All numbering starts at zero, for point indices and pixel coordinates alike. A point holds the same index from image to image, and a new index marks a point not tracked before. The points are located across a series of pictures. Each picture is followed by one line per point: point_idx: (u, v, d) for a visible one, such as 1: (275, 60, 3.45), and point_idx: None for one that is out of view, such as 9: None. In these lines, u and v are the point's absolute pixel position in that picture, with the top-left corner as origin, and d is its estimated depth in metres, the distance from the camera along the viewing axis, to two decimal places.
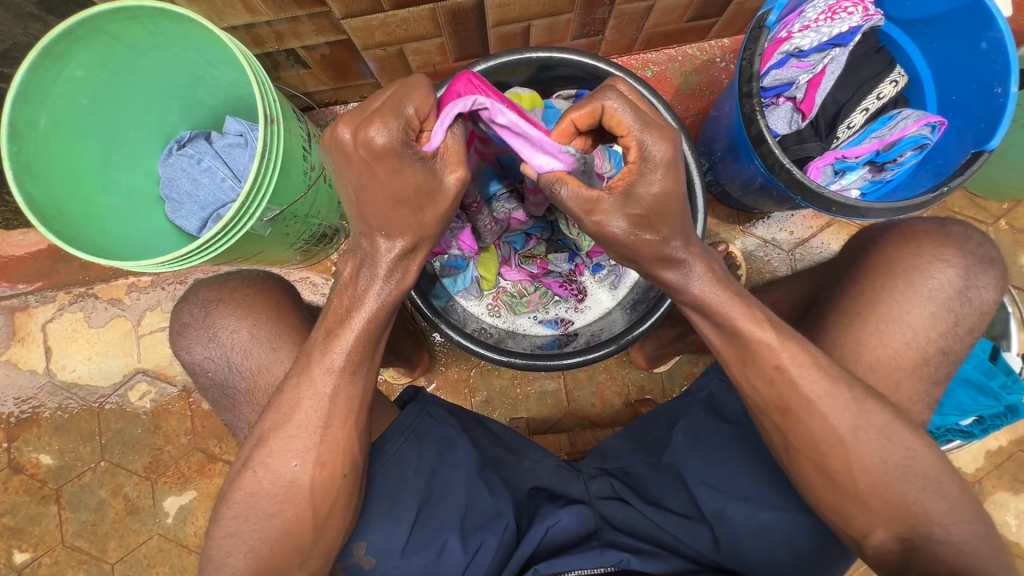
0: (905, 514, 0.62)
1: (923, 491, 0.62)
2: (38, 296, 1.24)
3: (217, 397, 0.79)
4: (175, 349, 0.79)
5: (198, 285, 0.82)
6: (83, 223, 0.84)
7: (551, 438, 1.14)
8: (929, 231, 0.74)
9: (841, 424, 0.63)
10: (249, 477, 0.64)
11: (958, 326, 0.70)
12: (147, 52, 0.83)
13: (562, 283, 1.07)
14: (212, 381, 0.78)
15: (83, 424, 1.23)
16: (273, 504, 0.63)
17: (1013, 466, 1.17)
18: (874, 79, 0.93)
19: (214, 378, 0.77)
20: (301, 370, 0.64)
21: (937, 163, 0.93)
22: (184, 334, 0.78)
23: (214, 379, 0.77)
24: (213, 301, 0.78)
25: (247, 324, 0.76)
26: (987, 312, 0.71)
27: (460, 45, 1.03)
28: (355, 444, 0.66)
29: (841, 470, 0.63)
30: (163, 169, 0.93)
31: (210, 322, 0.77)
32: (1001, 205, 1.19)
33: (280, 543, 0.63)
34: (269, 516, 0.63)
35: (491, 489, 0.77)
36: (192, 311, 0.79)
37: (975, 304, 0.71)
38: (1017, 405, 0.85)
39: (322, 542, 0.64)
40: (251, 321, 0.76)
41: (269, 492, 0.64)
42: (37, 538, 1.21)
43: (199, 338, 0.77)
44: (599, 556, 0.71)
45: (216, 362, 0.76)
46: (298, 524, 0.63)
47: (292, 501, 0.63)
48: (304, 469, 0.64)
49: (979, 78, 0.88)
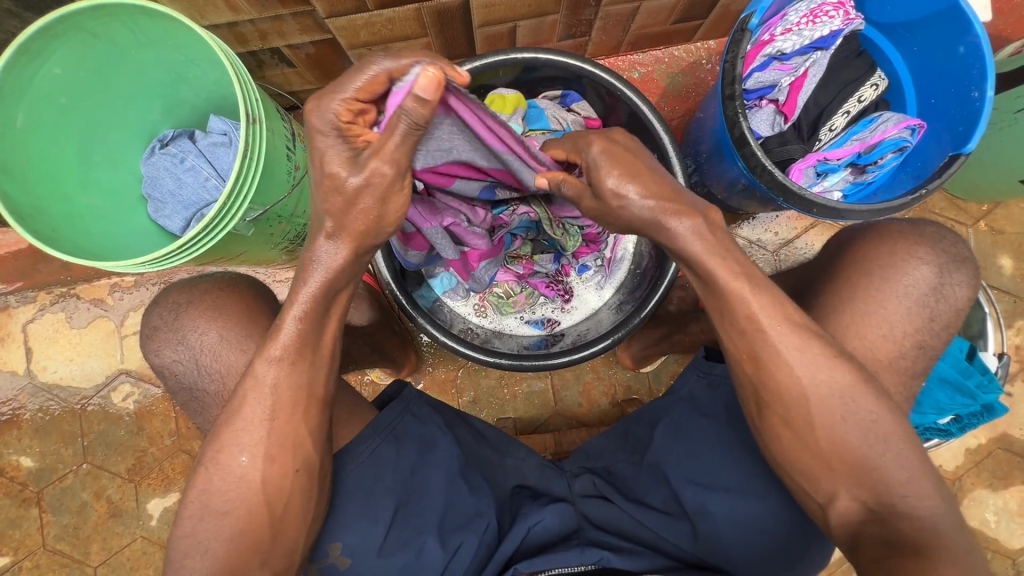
0: (877, 505, 0.62)
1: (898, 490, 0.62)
2: (18, 296, 1.23)
3: (186, 401, 0.78)
4: (144, 353, 0.78)
5: (168, 288, 0.81)
6: (63, 223, 0.83)
7: (537, 438, 1.14)
8: (903, 230, 0.75)
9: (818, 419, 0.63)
10: (209, 474, 0.64)
11: (934, 322, 0.72)
12: (128, 49, 0.83)
13: (549, 283, 1.07)
14: (181, 385, 0.77)
15: (65, 425, 1.22)
16: (227, 503, 0.63)
17: (992, 463, 1.19)
18: (856, 82, 0.94)
19: (182, 381, 0.77)
20: (256, 370, 0.63)
21: (917, 165, 0.94)
22: (154, 338, 0.77)
23: (184, 382, 0.76)
24: (182, 304, 0.77)
25: (216, 326, 0.75)
26: (962, 310, 0.73)
27: (446, 46, 1.03)
28: None
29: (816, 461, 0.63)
30: (144, 168, 0.91)
31: (178, 325, 0.76)
32: (981, 207, 1.21)
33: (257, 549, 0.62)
34: (237, 519, 0.62)
35: (472, 488, 0.77)
36: (161, 315, 0.78)
37: (949, 301, 0.72)
38: (993, 404, 0.86)
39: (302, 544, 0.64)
40: (220, 323, 0.75)
41: (246, 497, 0.63)
42: (17, 541, 1.20)
43: (169, 341, 0.76)
44: (580, 554, 0.72)
45: (184, 365, 0.76)
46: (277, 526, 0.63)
47: (258, 504, 0.63)
48: (271, 471, 0.63)
49: (957, 83, 0.90)
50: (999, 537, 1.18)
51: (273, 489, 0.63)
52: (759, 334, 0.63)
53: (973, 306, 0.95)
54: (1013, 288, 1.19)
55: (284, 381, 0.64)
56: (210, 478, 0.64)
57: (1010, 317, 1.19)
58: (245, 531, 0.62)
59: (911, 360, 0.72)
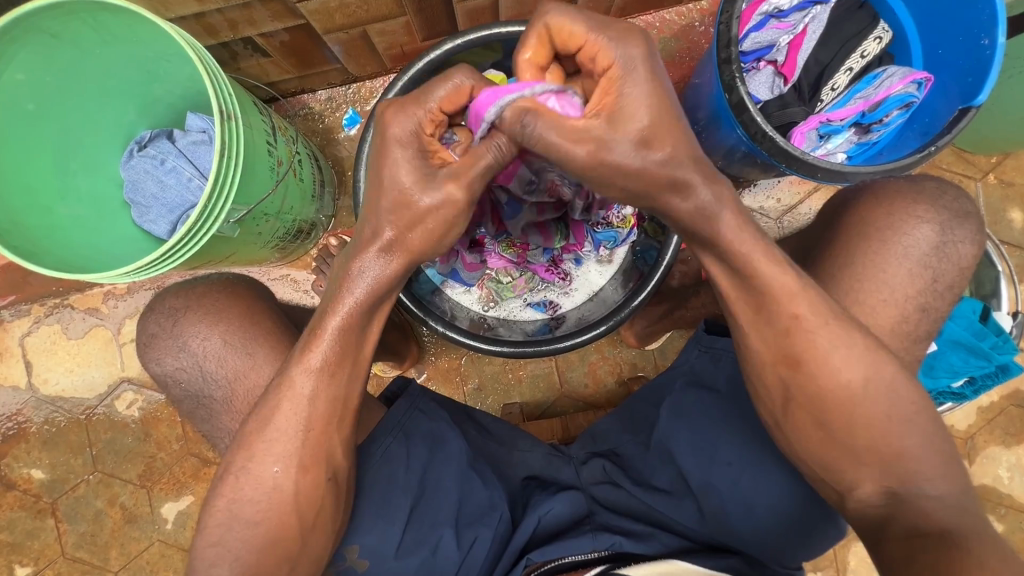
0: (899, 478, 0.59)
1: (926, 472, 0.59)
2: (12, 310, 1.21)
3: (193, 409, 0.75)
4: (144, 361, 0.75)
5: (165, 291, 0.78)
6: (42, 235, 0.80)
7: (544, 424, 1.12)
8: (902, 190, 0.72)
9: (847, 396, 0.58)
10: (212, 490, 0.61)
11: (936, 282, 0.69)
12: (93, 48, 0.79)
13: (549, 267, 1.03)
14: (186, 393, 0.74)
15: (72, 436, 1.21)
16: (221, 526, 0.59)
17: (1005, 420, 1.18)
18: (857, 38, 0.89)
19: (187, 390, 0.74)
20: (293, 377, 0.60)
21: (925, 121, 0.90)
22: (152, 347, 0.74)
23: (189, 391, 0.74)
24: (180, 310, 0.75)
25: (217, 331, 0.73)
26: (966, 268, 0.71)
27: (427, 24, 0.98)
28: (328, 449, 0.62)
29: (839, 433, 0.60)
30: (124, 172, 0.88)
31: (179, 331, 0.73)
32: (990, 159, 1.17)
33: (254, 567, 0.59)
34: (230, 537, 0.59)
35: (485, 480, 0.76)
36: (158, 321, 0.75)
37: (952, 259, 0.70)
38: (1008, 364, 0.84)
39: (300, 556, 0.61)
40: (222, 327, 0.73)
41: (242, 511, 0.60)
42: (37, 552, 1.21)
43: (169, 349, 0.73)
44: (592, 540, 0.70)
45: (188, 373, 0.73)
46: (272, 545, 0.60)
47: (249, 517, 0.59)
48: (264, 485, 0.60)
49: (965, 30, 0.85)
50: (1013, 493, 1.18)
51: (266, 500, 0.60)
52: (777, 312, 0.59)
53: (986, 265, 0.92)
54: None
55: (334, 389, 0.61)
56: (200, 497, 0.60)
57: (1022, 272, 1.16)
58: (243, 550, 0.59)
59: (919, 324, 0.70)
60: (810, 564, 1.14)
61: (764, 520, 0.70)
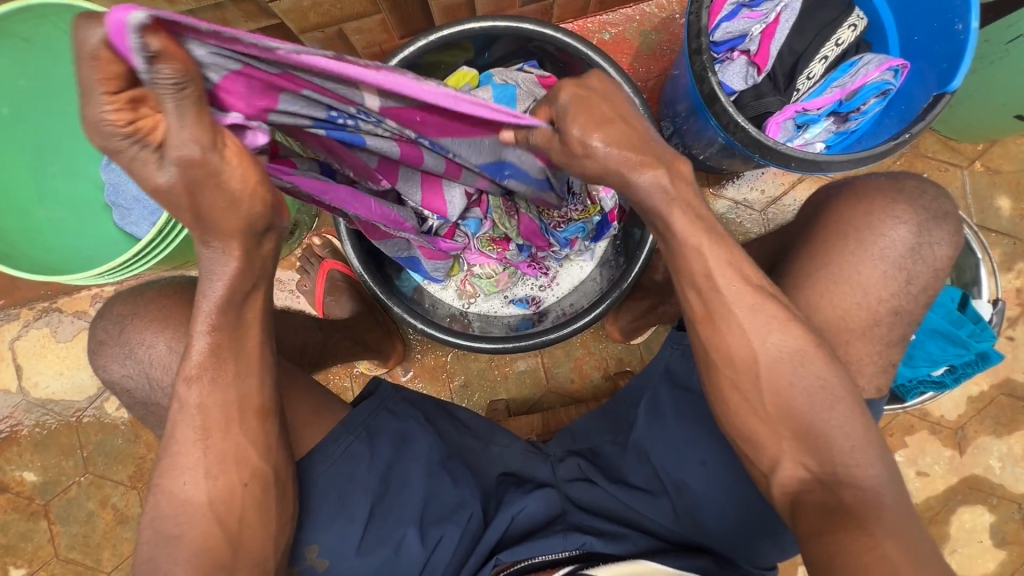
0: (866, 468, 0.58)
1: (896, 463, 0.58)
2: (2, 315, 1.22)
3: (143, 414, 0.76)
4: (93, 368, 0.75)
5: (112, 300, 0.77)
6: (20, 239, 0.81)
7: (523, 420, 1.12)
8: (882, 187, 0.71)
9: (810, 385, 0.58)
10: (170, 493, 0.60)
11: (911, 284, 0.69)
12: (65, 52, 0.79)
13: (531, 263, 1.04)
14: (135, 400, 0.74)
15: (63, 438, 1.22)
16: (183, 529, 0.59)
17: (995, 409, 1.17)
18: (832, 26, 0.88)
19: (135, 396, 0.74)
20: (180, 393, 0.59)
21: (901, 108, 0.89)
22: (100, 353, 0.74)
23: (138, 398, 0.74)
24: (126, 317, 0.74)
25: (162, 338, 0.71)
26: (942, 270, 0.70)
27: (403, 21, 0.98)
28: None
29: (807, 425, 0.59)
30: (105, 176, 0.87)
31: (125, 338, 0.72)
32: (976, 146, 1.16)
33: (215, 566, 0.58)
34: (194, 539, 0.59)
35: (454, 478, 0.76)
36: (106, 328, 0.74)
37: (927, 261, 0.69)
38: (987, 352, 0.84)
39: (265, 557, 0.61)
40: (167, 334, 0.71)
41: (198, 514, 0.59)
42: (30, 554, 1.22)
43: (116, 355, 0.73)
44: (563, 540, 0.70)
45: (136, 380, 0.72)
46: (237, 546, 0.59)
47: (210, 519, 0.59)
48: (225, 484, 0.59)
49: (940, 16, 0.84)
50: (1005, 483, 1.17)
51: (225, 499, 0.59)
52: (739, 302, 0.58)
53: (966, 253, 0.91)
54: (1012, 230, 1.15)
55: (221, 394, 0.59)
56: (159, 497, 0.59)
57: (1009, 260, 1.15)
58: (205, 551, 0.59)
59: (888, 311, 0.69)
60: (798, 557, 1.13)
61: (731, 518, 0.70)
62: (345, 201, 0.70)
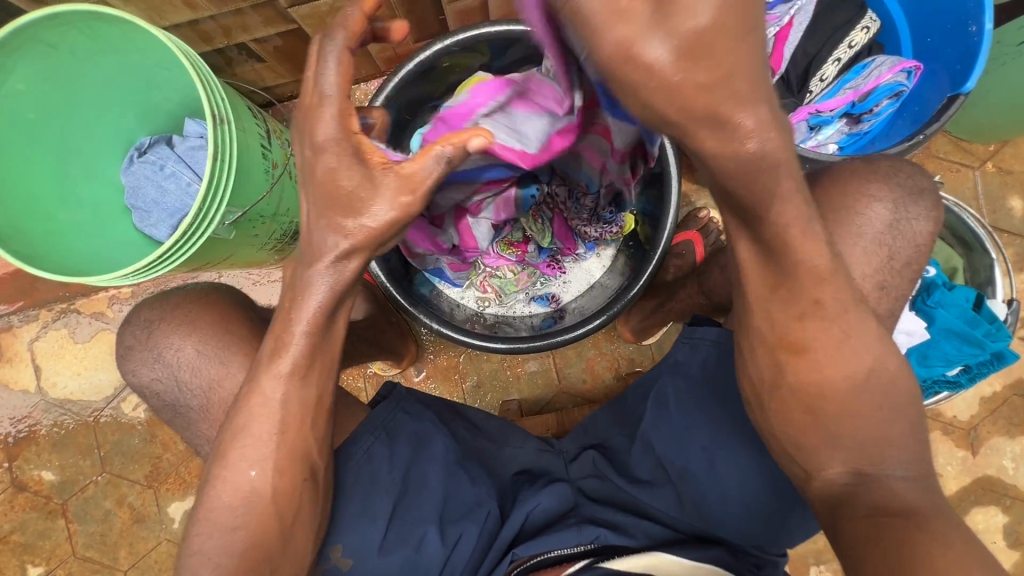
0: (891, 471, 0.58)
1: (914, 462, 0.58)
2: (21, 316, 1.24)
3: (171, 418, 0.77)
4: (122, 374, 0.77)
5: (140, 305, 0.79)
6: (43, 241, 0.82)
7: (537, 420, 1.12)
8: (857, 169, 0.72)
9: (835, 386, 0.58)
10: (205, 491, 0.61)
11: (894, 260, 0.69)
12: (90, 57, 0.81)
13: (550, 263, 1.05)
14: (164, 403, 0.76)
15: (81, 438, 1.24)
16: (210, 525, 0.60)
17: (1008, 410, 1.17)
18: (845, 27, 0.88)
19: (165, 400, 0.75)
20: (257, 386, 0.60)
21: (914, 110, 0.90)
22: (129, 358, 0.75)
23: (166, 401, 0.75)
24: (154, 322, 0.75)
25: (190, 341, 0.73)
26: (924, 244, 0.70)
27: (418, 25, 0.99)
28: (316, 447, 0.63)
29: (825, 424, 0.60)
30: (126, 178, 0.89)
31: (153, 343, 0.74)
32: (988, 147, 1.16)
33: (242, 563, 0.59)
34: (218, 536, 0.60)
35: (472, 479, 0.77)
36: (134, 334, 0.76)
37: (908, 236, 0.69)
38: (1002, 351, 0.84)
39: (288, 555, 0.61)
40: (195, 337, 0.73)
41: (229, 510, 0.60)
42: (48, 552, 1.23)
43: (145, 360, 0.74)
44: (577, 534, 0.71)
45: (165, 384, 0.74)
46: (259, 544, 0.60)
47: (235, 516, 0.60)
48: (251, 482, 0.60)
49: (953, 18, 0.85)
50: (1019, 484, 1.16)
51: (256, 500, 0.60)
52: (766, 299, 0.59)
53: (980, 253, 0.92)
54: None
55: (305, 391, 0.60)
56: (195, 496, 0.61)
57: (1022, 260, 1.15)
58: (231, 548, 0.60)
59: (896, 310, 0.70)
60: (810, 557, 1.13)
61: (736, 506, 0.71)
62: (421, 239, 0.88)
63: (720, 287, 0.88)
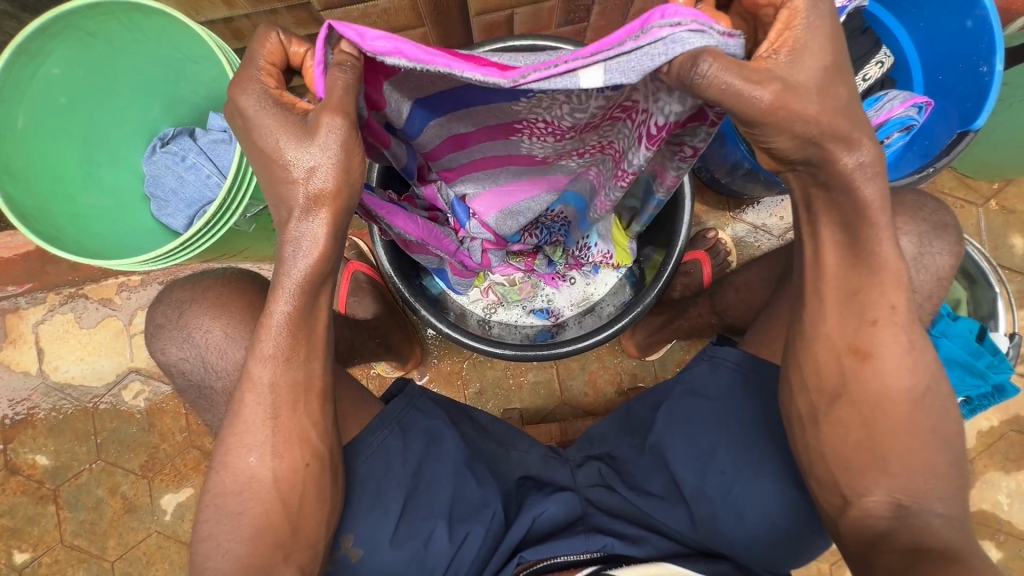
0: (912, 494, 0.57)
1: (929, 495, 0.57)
2: (28, 297, 1.24)
3: (194, 399, 0.78)
4: (149, 352, 0.77)
5: (174, 285, 0.80)
6: (66, 223, 0.83)
7: (543, 428, 1.14)
8: (917, 212, 0.73)
9: (866, 399, 0.58)
10: (215, 477, 0.61)
11: (916, 295, 0.72)
12: (125, 48, 0.83)
13: (555, 276, 1.07)
14: (189, 383, 0.76)
15: (78, 424, 1.23)
16: (217, 511, 0.60)
17: (1005, 445, 1.18)
18: (861, 61, 0.91)
19: (191, 379, 0.76)
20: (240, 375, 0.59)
21: (924, 144, 0.93)
22: (158, 337, 0.76)
23: (192, 381, 0.76)
24: (185, 303, 0.76)
25: (220, 325, 0.73)
26: (945, 278, 0.72)
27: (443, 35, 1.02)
28: (321, 438, 0.63)
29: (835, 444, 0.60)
30: (146, 167, 0.90)
31: (183, 324, 0.75)
32: (991, 185, 1.19)
33: (246, 550, 0.59)
34: (222, 521, 0.60)
35: (479, 480, 0.77)
36: (166, 313, 0.77)
37: (930, 271, 0.71)
38: (1003, 384, 0.85)
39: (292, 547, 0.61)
40: (224, 321, 0.73)
41: (238, 494, 0.60)
42: (37, 538, 1.22)
43: (173, 340, 0.75)
44: (585, 541, 0.72)
45: (190, 365, 0.75)
46: (260, 536, 0.60)
47: (245, 501, 0.60)
48: (260, 465, 0.60)
49: (966, 57, 0.88)
50: (1013, 520, 1.17)
51: (285, 479, 0.61)
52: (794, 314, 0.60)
53: (983, 286, 0.94)
54: None
55: (293, 373, 0.58)
56: (214, 476, 0.61)
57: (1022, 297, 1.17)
58: (235, 537, 0.60)
59: None
60: None
61: (752, 525, 0.70)
62: (395, 214, 0.71)
63: (738, 305, 0.92)
